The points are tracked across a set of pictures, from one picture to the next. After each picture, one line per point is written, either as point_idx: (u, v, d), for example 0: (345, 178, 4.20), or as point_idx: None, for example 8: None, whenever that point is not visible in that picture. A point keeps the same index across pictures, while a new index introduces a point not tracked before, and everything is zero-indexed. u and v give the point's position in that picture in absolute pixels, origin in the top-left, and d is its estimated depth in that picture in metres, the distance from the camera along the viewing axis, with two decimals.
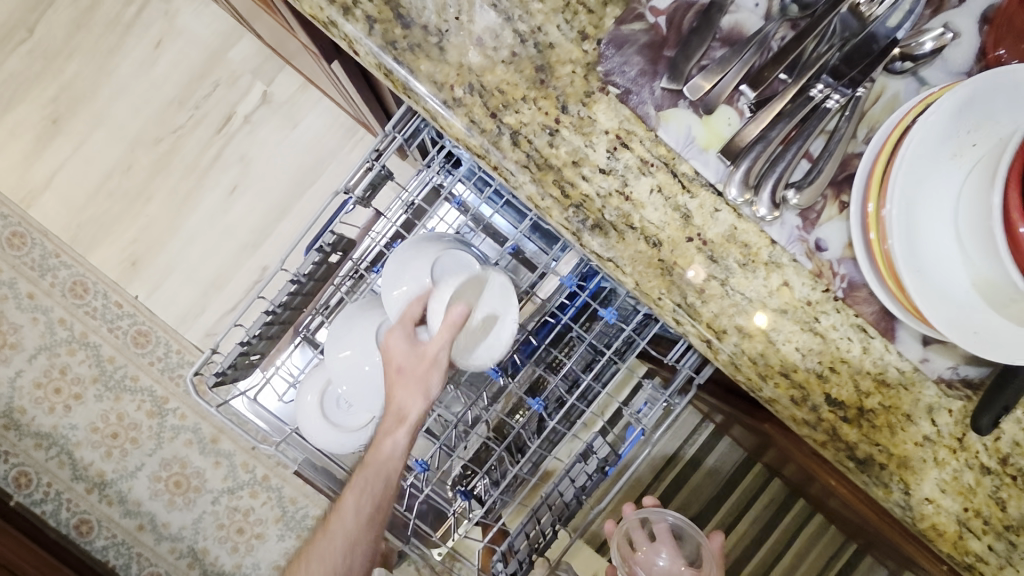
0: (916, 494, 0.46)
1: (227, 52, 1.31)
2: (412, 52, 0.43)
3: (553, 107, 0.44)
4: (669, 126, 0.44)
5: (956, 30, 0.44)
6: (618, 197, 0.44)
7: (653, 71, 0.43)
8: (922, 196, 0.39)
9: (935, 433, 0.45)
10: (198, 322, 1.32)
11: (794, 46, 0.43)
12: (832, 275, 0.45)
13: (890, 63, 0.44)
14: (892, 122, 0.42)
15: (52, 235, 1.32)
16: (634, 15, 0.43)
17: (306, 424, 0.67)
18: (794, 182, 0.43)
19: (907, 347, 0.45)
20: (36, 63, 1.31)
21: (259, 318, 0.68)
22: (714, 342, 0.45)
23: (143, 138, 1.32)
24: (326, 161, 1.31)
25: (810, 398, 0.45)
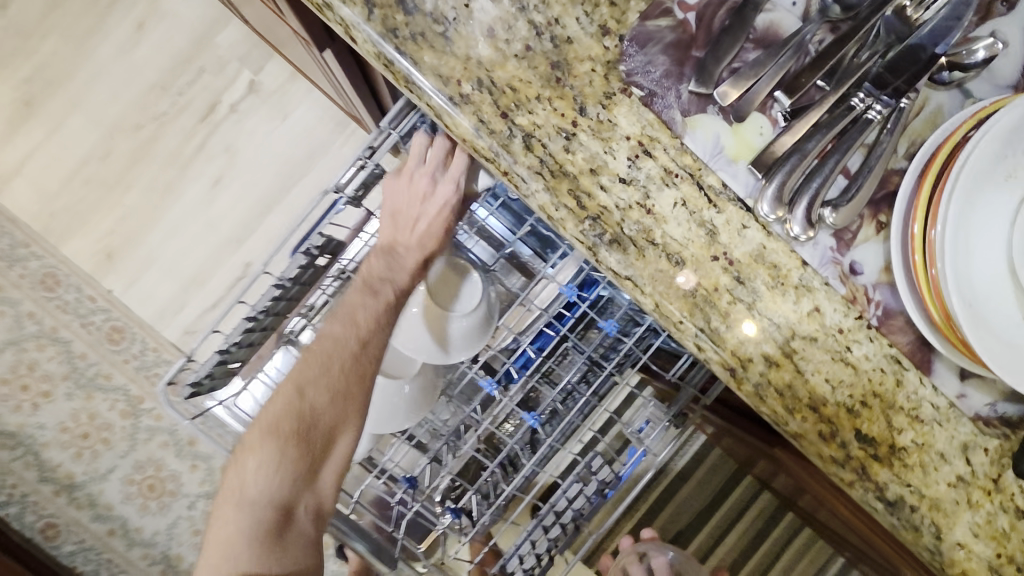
0: (948, 540, 0.42)
1: (215, 38, 1.26)
2: (415, 41, 0.39)
3: (570, 108, 0.39)
4: (696, 134, 0.40)
5: (1005, 40, 0.41)
6: (639, 209, 0.40)
7: (680, 72, 0.39)
8: (976, 220, 0.36)
9: (969, 474, 0.42)
10: (176, 319, 1.27)
11: (835, 51, 0.39)
12: (866, 302, 0.41)
13: (935, 73, 0.41)
14: (939, 138, 0.39)
15: (22, 223, 1.25)
16: (661, 9, 0.39)
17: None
18: (831, 200, 0.40)
19: (943, 380, 0.42)
20: (10, 42, 1.24)
21: (239, 325, 0.64)
22: (739, 371, 0.41)
23: (123, 124, 1.26)
24: (316, 154, 1.26)
25: (840, 435, 0.42)
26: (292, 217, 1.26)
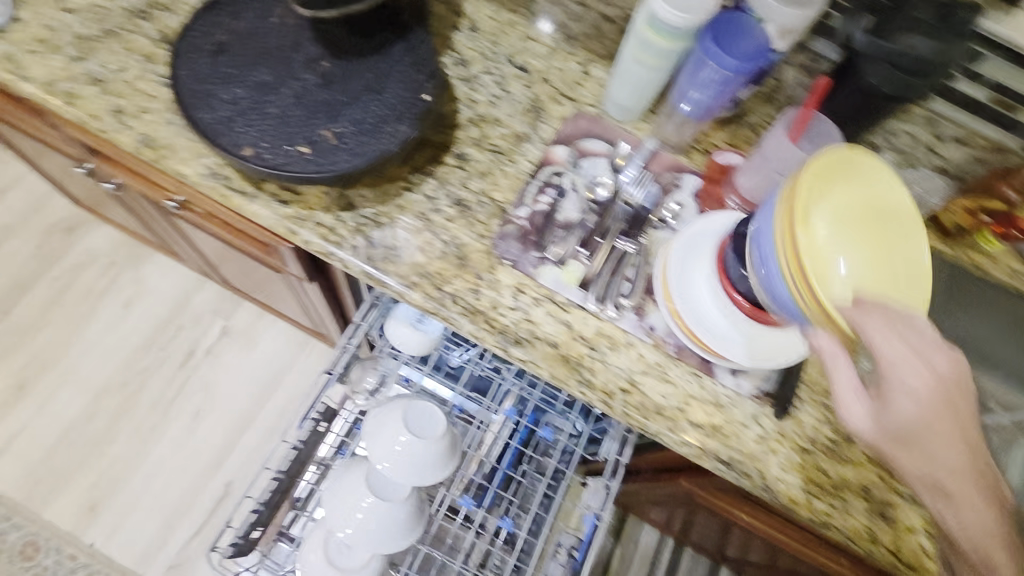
0: (771, 477, 0.68)
1: (191, 300, 1.53)
2: (383, 260, 0.71)
3: (474, 277, 0.72)
4: (544, 275, 0.73)
5: (681, 203, 0.80)
6: (524, 321, 0.71)
7: (527, 248, 0.74)
8: (689, 290, 0.69)
9: (763, 432, 0.70)
10: (161, 555, 1.32)
11: (599, 225, 0.76)
12: (665, 344, 0.72)
13: (653, 223, 0.77)
14: (661, 254, 0.73)
15: (6, 496, 1.34)
16: (508, 221, 0.75)
17: None
18: (625, 293, 0.73)
19: (723, 377, 0.71)
20: (10, 339, 1.46)
21: (268, 486, 0.88)
22: (610, 401, 0.69)
23: (109, 386, 1.44)
24: (283, 373, 1.49)
25: (679, 426, 0.69)
26: (267, 431, 1.44)
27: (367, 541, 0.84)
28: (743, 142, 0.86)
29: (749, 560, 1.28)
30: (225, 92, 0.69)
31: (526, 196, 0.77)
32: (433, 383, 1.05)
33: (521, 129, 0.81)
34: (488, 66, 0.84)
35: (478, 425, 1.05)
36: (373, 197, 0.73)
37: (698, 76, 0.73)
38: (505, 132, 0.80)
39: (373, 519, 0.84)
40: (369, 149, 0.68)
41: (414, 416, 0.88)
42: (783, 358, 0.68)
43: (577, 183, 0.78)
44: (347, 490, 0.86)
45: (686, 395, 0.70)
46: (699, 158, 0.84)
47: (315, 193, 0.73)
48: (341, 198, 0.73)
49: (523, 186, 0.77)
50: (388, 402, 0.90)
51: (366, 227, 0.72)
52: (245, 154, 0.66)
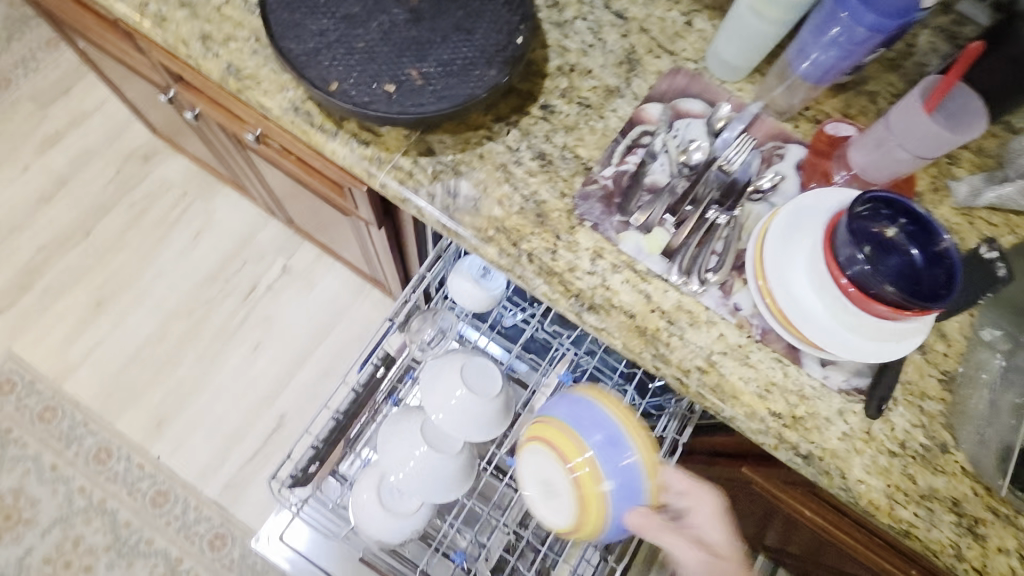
0: (851, 477, 0.64)
1: (256, 236, 1.57)
2: (459, 211, 0.68)
3: (552, 236, 0.68)
4: (626, 241, 0.68)
5: (783, 174, 0.73)
6: (601, 287, 0.67)
7: (609, 211, 0.69)
8: (786, 270, 0.63)
9: (849, 429, 0.65)
10: (217, 476, 1.39)
11: (690, 191, 0.70)
12: (750, 325, 0.67)
13: (749, 195, 0.71)
14: (758, 228, 0.67)
15: (82, 405, 1.42)
16: (592, 180, 0.70)
17: (366, 519, 0.86)
18: (711, 268, 0.68)
19: (811, 366, 0.66)
20: (89, 260, 1.53)
21: (326, 424, 0.90)
22: (685, 379, 0.66)
23: (178, 312, 1.50)
24: (339, 317, 1.52)
25: (758, 412, 0.65)
26: (320, 370, 1.48)
27: (419, 489, 0.85)
28: (859, 112, 0.77)
29: (792, 554, 1.24)
30: (312, 22, 0.66)
31: (613, 155, 0.72)
32: (486, 341, 1.05)
33: (613, 81, 0.75)
34: (583, 11, 0.78)
35: (529, 388, 1.03)
36: (453, 144, 0.70)
37: (823, 38, 0.66)
38: (596, 84, 0.75)
39: (426, 467, 0.84)
40: (456, 92, 0.65)
41: (473, 372, 0.87)
42: (884, 355, 0.62)
43: (668, 145, 0.72)
44: (402, 436, 0.86)
45: (767, 382, 0.65)
46: (807, 127, 0.76)
47: (395, 135, 0.70)
48: (421, 142, 0.70)
49: (611, 144, 0.72)
50: (447, 355, 0.90)
51: (444, 175, 0.69)
52: (331, 89, 0.64)
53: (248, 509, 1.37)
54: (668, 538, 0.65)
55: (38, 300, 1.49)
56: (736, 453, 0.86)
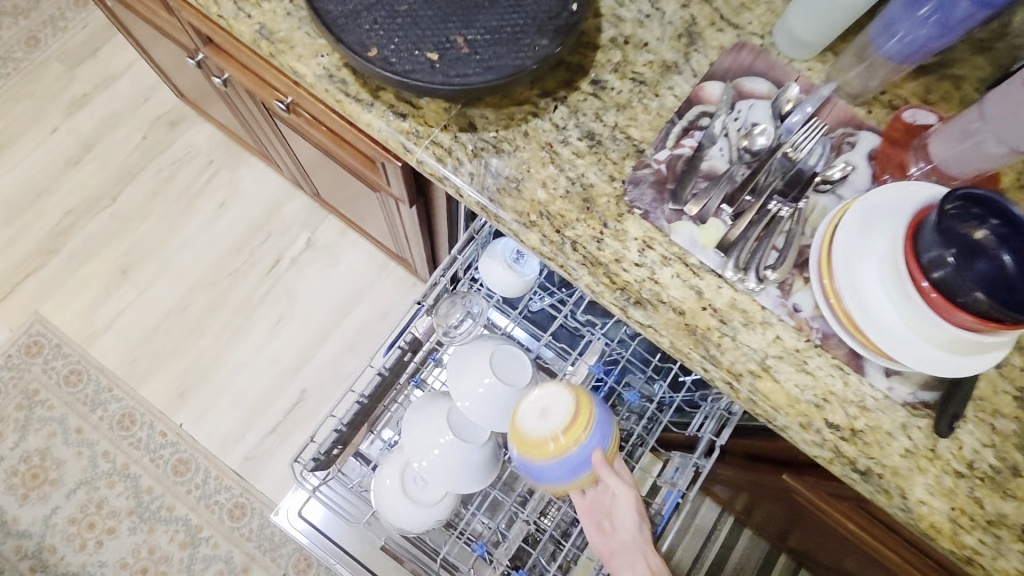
0: (912, 498, 0.59)
1: (281, 208, 1.54)
2: (500, 193, 0.64)
3: (598, 224, 0.63)
4: (678, 232, 0.63)
5: (854, 164, 0.67)
6: (650, 281, 0.62)
7: (662, 198, 0.64)
8: (858, 271, 0.57)
9: (913, 446, 0.60)
10: (238, 447, 1.39)
11: (751, 179, 0.64)
12: (810, 328, 0.62)
13: (815, 185, 0.65)
14: (826, 223, 0.61)
15: (107, 370, 1.43)
16: (644, 164, 0.65)
17: (388, 505, 0.84)
18: (771, 265, 0.62)
19: (874, 377, 0.61)
20: (116, 225, 1.52)
21: (350, 408, 0.88)
22: (735, 383, 0.61)
23: (202, 282, 1.49)
24: (362, 293, 1.49)
25: (814, 424, 0.60)
26: (342, 346, 1.46)
27: (443, 479, 0.82)
28: (940, 98, 0.70)
29: (818, 560, 1.20)
30: None
31: (668, 137, 0.66)
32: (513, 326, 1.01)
33: (670, 57, 0.69)
34: None
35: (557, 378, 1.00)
36: (495, 119, 0.65)
37: (916, 12, 0.59)
38: (652, 59, 0.69)
39: (452, 457, 0.81)
40: (503, 62, 0.60)
41: (502, 361, 0.83)
42: (960, 370, 0.56)
43: (728, 128, 0.66)
44: (428, 424, 0.83)
45: (825, 390, 0.61)
46: (882, 113, 0.69)
47: (434, 108, 0.65)
48: (461, 116, 0.65)
49: (666, 125, 0.67)
50: (477, 341, 0.86)
51: (485, 153, 0.64)
52: (369, 55, 0.59)
53: (268, 482, 1.37)
54: (621, 480, 0.73)
55: (65, 263, 1.49)
56: (778, 459, 0.82)
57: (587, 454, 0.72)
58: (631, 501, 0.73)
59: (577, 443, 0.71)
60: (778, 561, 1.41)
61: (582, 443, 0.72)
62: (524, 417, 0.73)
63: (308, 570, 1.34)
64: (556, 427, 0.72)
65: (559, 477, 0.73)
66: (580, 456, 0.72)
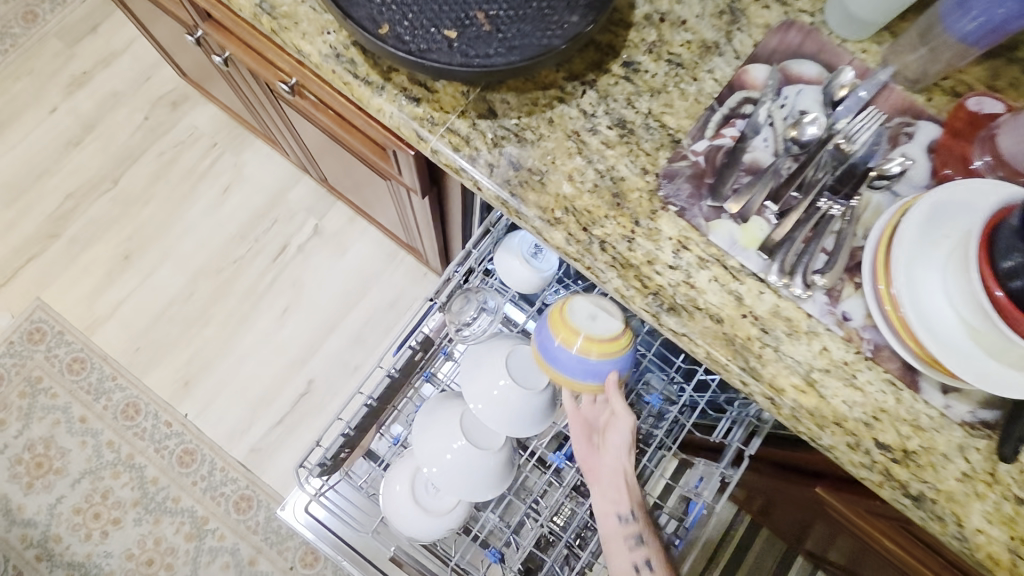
0: (969, 526, 0.54)
1: (287, 193, 1.49)
2: (522, 186, 0.58)
3: (629, 222, 0.58)
4: (717, 232, 0.58)
5: (912, 158, 0.61)
6: (685, 285, 0.57)
7: (699, 194, 0.58)
8: (918, 277, 0.53)
9: (971, 469, 0.54)
10: (244, 439, 1.36)
11: (799, 174, 0.58)
12: (859, 339, 0.56)
13: (869, 181, 0.59)
14: (882, 224, 0.56)
15: (110, 358, 1.40)
16: (681, 156, 0.59)
17: (397, 512, 0.80)
18: (819, 269, 0.57)
19: (930, 393, 0.56)
20: (118, 209, 1.48)
21: (358, 411, 0.83)
22: (777, 399, 0.56)
23: (206, 269, 1.45)
24: (370, 282, 1.45)
25: (863, 443, 0.55)
26: (349, 337, 1.42)
27: (455, 487, 0.78)
28: (1008, 84, 0.63)
29: (840, 566, 1.16)
30: None
31: (707, 126, 0.60)
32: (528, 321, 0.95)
33: (710, 37, 0.63)
34: None
35: None
36: (518, 105, 0.60)
37: None
38: (690, 39, 0.63)
39: (464, 463, 0.77)
40: (530, 42, 0.54)
41: (518, 362, 0.78)
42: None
43: (774, 116, 0.60)
44: (439, 428, 0.79)
45: (875, 406, 0.55)
46: (942, 100, 0.63)
47: (451, 92, 0.59)
48: (481, 101, 0.59)
49: (704, 113, 0.61)
50: (492, 340, 0.81)
51: (506, 142, 0.59)
52: (381, 33, 0.53)
53: (275, 474, 1.35)
54: (627, 404, 0.73)
55: (66, 248, 1.45)
56: (810, 471, 0.77)
57: (606, 367, 0.71)
58: (629, 427, 0.74)
59: (603, 349, 0.70)
60: (796, 563, 1.37)
61: (605, 357, 0.71)
62: (576, 306, 0.72)
63: (315, 564, 1.32)
64: (596, 332, 0.71)
65: (570, 371, 0.72)
66: (599, 367, 0.71)
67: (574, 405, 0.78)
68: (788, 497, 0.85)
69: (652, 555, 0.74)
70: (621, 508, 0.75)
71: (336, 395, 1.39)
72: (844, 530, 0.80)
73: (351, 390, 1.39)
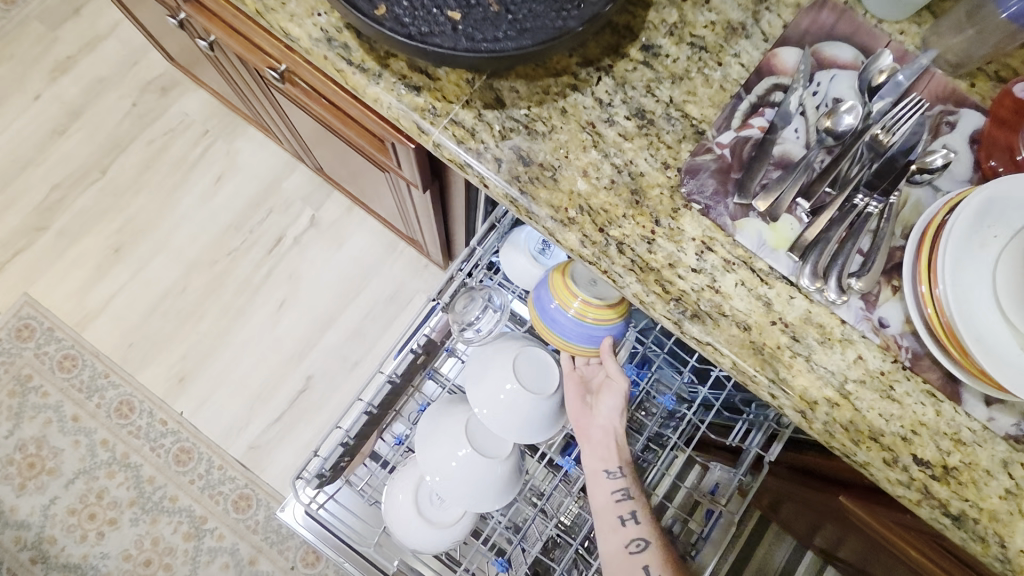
0: (1012, 547, 0.50)
1: (281, 183, 1.44)
2: (533, 183, 0.54)
3: (649, 221, 0.53)
4: (744, 232, 0.53)
5: (954, 150, 0.56)
6: (709, 290, 0.53)
7: (725, 190, 0.54)
8: (965, 280, 0.48)
9: (1015, 486, 0.51)
10: (241, 436, 1.33)
11: (833, 167, 0.53)
12: (898, 348, 0.52)
13: (909, 176, 0.54)
14: (925, 221, 0.51)
15: (102, 355, 1.36)
16: (704, 148, 0.55)
17: (399, 522, 0.77)
18: (855, 272, 0.53)
19: (973, 406, 0.52)
20: (106, 201, 1.42)
21: (358, 418, 0.80)
22: (808, 413, 0.52)
23: (199, 262, 1.40)
24: (368, 275, 1.40)
25: (900, 459, 0.51)
26: (348, 331, 1.38)
27: (459, 496, 0.75)
28: None
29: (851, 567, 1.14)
30: None
31: (734, 116, 0.55)
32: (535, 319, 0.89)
33: (735, 17, 0.58)
34: None
35: None
36: (528, 94, 0.55)
37: None
38: (714, 20, 0.58)
39: (469, 471, 0.74)
40: (543, 25, 0.49)
41: (525, 365, 0.74)
42: None
43: (806, 104, 0.55)
44: (443, 435, 0.75)
45: (913, 419, 0.51)
46: (986, 87, 0.58)
47: (455, 79, 0.54)
48: (487, 90, 0.54)
49: (730, 101, 0.56)
50: (498, 341, 0.77)
51: (516, 134, 0.54)
52: (378, 15, 0.48)
53: (273, 473, 1.32)
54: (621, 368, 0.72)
55: (53, 241, 1.40)
56: (832, 478, 0.74)
57: (601, 332, 0.70)
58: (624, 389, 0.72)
59: (599, 314, 0.69)
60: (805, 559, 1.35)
61: (600, 322, 0.69)
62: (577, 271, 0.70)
63: (316, 563, 1.29)
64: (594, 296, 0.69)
65: (567, 335, 0.71)
66: (594, 331, 0.70)
67: (569, 363, 0.75)
68: (806, 503, 0.82)
69: (638, 511, 0.70)
70: (609, 463, 0.72)
71: (335, 390, 1.35)
72: (865, 538, 0.77)
73: (350, 386, 1.35)
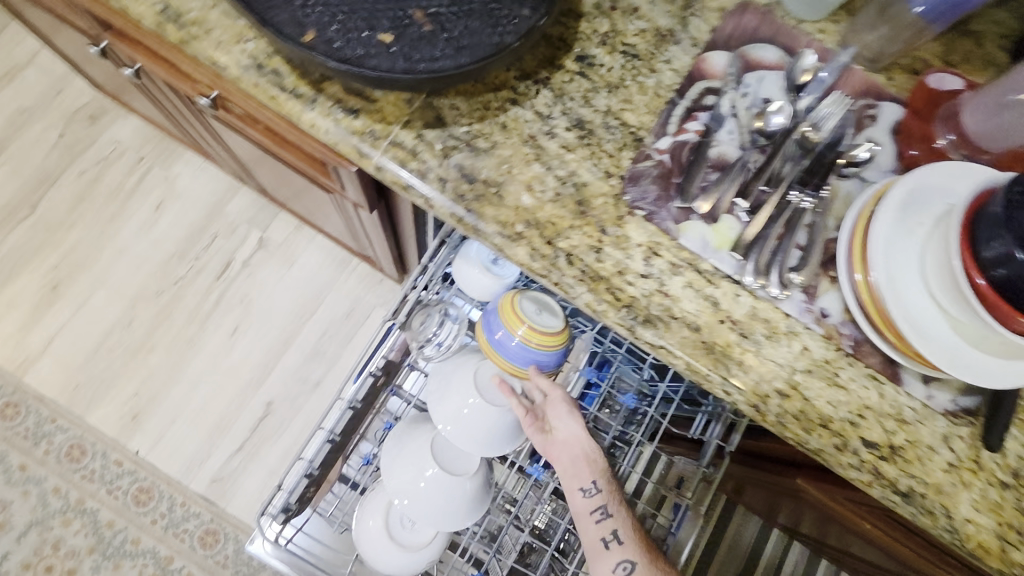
0: (957, 517, 0.53)
1: (226, 206, 1.39)
2: (478, 201, 0.53)
3: (595, 230, 0.54)
4: (688, 235, 0.55)
5: (877, 142, 0.59)
6: (658, 294, 0.54)
7: (667, 195, 0.55)
8: (896, 267, 0.51)
9: (956, 459, 0.54)
10: (203, 469, 1.28)
11: (767, 166, 0.55)
12: (839, 336, 0.54)
13: (839, 170, 0.57)
14: (856, 212, 0.54)
15: (47, 399, 1.29)
16: (644, 155, 0.56)
17: (371, 547, 0.76)
18: (793, 267, 0.55)
19: (913, 386, 0.54)
20: (38, 237, 1.35)
21: (321, 446, 0.78)
22: (761, 406, 0.54)
23: (145, 293, 1.35)
24: (324, 292, 1.37)
25: (850, 444, 0.53)
26: (307, 352, 1.35)
27: (430, 516, 0.74)
28: (962, 59, 0.63)
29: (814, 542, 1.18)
30: None
31: (670, 121, 0.57)
32: None
33: (664, 24, 0.60)
34: None
35: None
36: (468, 110, 0.55)
37: None
38: (644, 28, 0.59)
39: (437, 489, 0.73)
40: (475, 41, 0.49)
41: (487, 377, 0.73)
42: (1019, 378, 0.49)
43: (737, 106, 0.57)
44: (409, 455, 0.74)
45: (859, 403, 0.54)
46: (902, 80, 0.61)
47: (392, 100, 0.54)
48: (426, 109, 0.54)
49: (666, 107, 0.57)
50: (458, 355, 0.76)
51: (457, 151, 0.54)
52: (307, 40, 0.47)
53: (240, 504, 1.27)
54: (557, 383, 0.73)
55: None
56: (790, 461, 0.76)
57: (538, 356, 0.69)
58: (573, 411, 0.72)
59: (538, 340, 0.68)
60: None
61: (539, 349, 0.69)
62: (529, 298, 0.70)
63: None
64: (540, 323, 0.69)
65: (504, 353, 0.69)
66: (532, 355, 0.69)
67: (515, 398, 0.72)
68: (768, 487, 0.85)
69: (620, 530, 0.70)
70: (582, 483, 0.71)
71: (299, 414, 1.32)
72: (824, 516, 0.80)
73: (314, 409, 1.32)
